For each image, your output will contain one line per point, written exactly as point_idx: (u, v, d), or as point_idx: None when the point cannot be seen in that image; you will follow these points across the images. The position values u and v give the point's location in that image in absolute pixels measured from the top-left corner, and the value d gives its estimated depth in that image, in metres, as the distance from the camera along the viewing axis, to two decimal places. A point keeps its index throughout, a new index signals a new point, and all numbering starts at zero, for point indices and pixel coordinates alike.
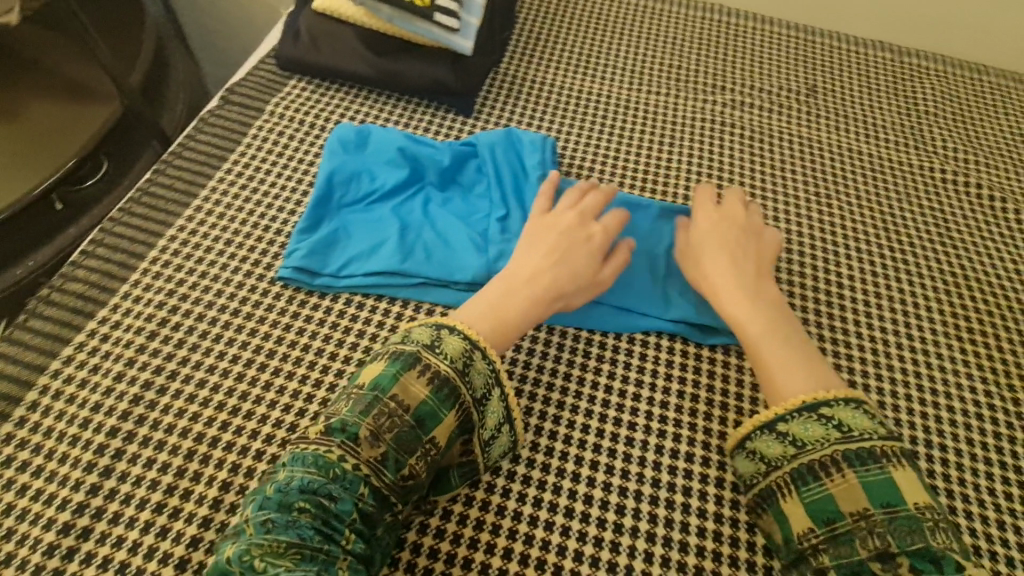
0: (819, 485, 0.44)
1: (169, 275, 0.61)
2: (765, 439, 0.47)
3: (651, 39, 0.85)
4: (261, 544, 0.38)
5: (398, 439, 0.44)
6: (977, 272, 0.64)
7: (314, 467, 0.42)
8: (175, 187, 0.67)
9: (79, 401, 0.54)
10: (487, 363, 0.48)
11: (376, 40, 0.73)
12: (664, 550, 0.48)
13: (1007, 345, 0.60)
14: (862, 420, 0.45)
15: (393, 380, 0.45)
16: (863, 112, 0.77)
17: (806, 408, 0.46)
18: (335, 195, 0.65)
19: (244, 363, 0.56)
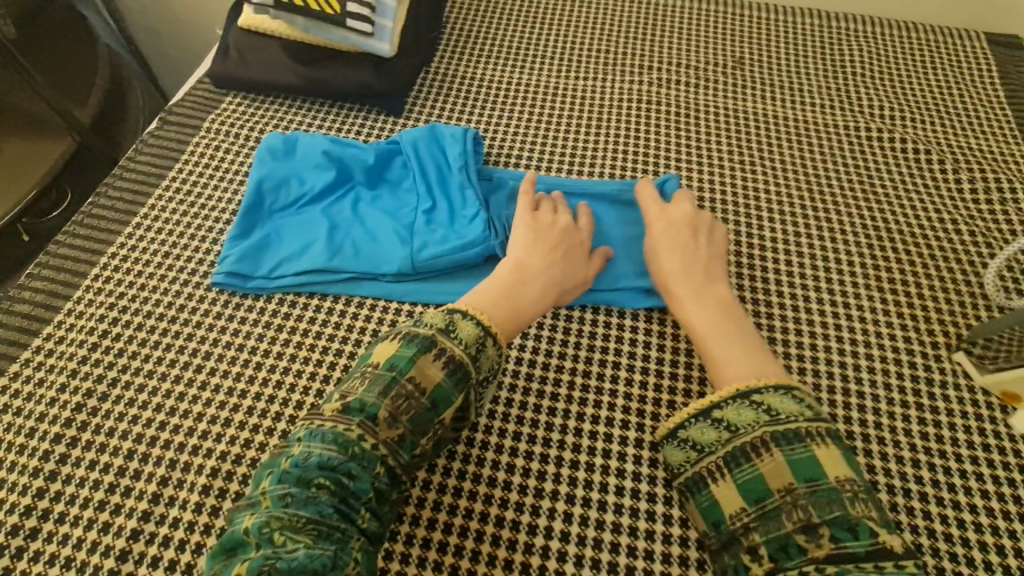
0: (750, 466, 0.44)
1: (111, 292, 0.60)
2: (699, 426, 0.47)
3: (584, 27, 0.87)
4: (281, 517, 0.39)
5: (413, 421, 0.44)
6: (894, 223, 0.69)
7: (334, 445, 0.42)
8: (116, 208, 0.65)
9: (33, 415, 0.53)
10: (496, 350, 0.49)
11: (300, 50, 0.72)
12: (629, 516, 0.50)
13: (931, 291, 0.64)
14: (790, 404, 0.45)
15: (411, 362, 0.45)
16: (783, 80, 0.82)
17: (739, 395, 0.47)
18: (266, 202, 0.64)
19: (203, 381, 0.55)
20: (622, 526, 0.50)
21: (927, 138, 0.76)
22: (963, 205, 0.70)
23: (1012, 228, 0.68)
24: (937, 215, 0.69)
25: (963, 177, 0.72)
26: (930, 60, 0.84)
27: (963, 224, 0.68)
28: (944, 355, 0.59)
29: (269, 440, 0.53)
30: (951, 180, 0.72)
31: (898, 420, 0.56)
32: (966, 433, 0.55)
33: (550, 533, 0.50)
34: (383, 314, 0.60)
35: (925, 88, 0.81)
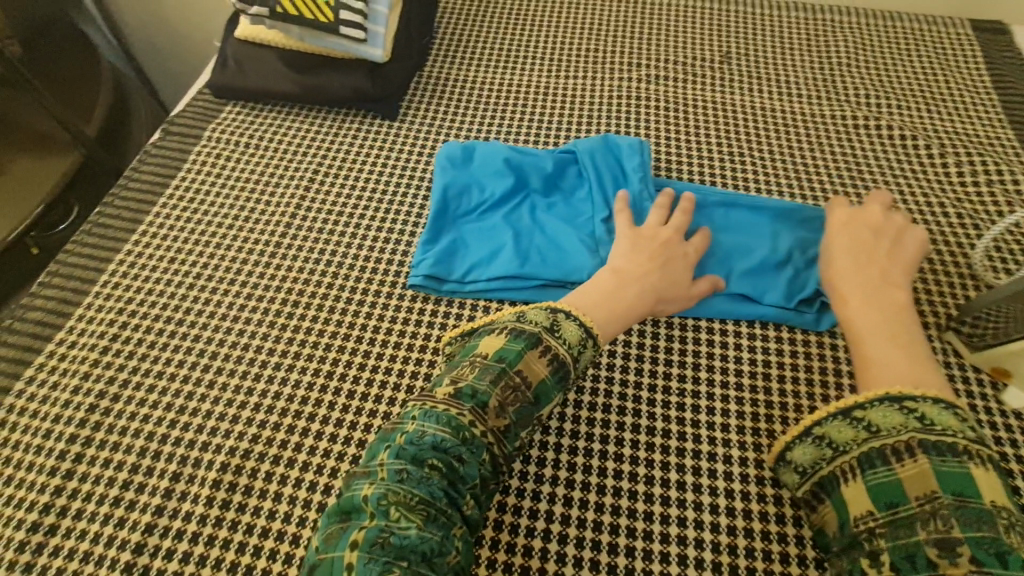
0: (887, 469, 0.41)
1: (119, 304, 0.60)
2: (838, 425, 0.45)
3: (569, 27, 0.89)
4: (396, 491, 0.39)
5: (520, 413, 0.45)
6: (890, 205, 0.71)
7: (447, 427, 0.42)
8: (121, 216, 0.66)
9: (48, 416, 0.54)
10: (594, 352, 0.50)
11: (294, 58, 0.73)
12: (660, 501, 0.52)
13: (930, 266, 0.66)
14: (948, 418, 0.42)
15: (519, 356, 0.46)
16: (766, 72, 0.84)
17: (889, 398, 0.44)
18: (451, 208, 0.66)
19: (218, 385, 0.56)
20: (638, 511, 0.51)
21: (913, 124, 0.78)
22: (951, 188, 0.72)
23: (998, 208, 0.70)
24: (927, 199, 0.71)
25: (950, 161, 0.74)
26: (913, 49, 0.86)
27: (951, 207, 0.70)
28: (935, 335, 0.61)
29: (291, 439, 0.53)
30: (938, 164, 0.74)
31: None
32: None
33: (567, 520, 0.51)
34: (389, 313, 0.61)
35: (910, 77, 0.83)
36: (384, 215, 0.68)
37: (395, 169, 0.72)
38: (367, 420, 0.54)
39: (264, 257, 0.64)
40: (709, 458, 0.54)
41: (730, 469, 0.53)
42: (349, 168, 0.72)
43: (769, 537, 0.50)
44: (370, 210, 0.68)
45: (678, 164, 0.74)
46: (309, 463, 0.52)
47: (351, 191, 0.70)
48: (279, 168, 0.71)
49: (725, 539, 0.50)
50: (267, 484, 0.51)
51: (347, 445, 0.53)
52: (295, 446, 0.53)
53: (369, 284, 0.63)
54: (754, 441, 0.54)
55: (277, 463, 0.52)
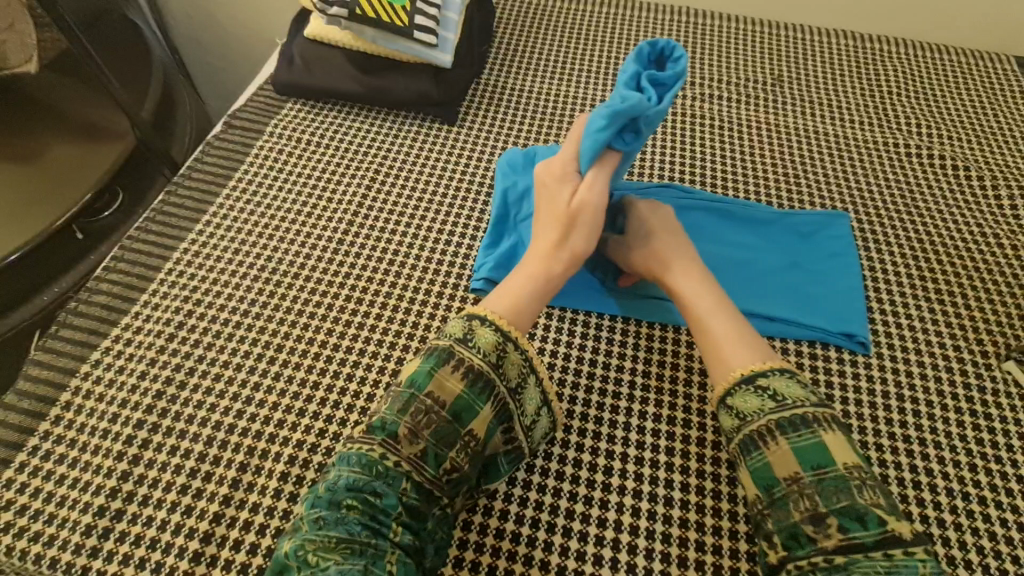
0: (759, 453, 0.44)
1: (179, 290, 0.63)
2: (720, 414, 0.48)
3: (622, 43, 0.88)
4: (314, 539, 0.41)
5: (436, 434, 0.45)
6: (972, 234, 0.66)
7: (358, 466, 0.44)
8: (185, 205, 0.69)
9: (116, 400, 0.56)
10: (520, 355, 0.49)
11: (363, 60, 0.75)
12: (713, 537, 0.50)
13: (1015, 302, 0.61)
14: (795, 388, 0.45)
15: (427, 377, 0.47)
16: (832, 96, 0.81)
17: (743, 381, 0.47)
18: (512, 212, 0.67)
19: (261, 375, 0.58)
20: (674, 535, 0.50)
21: (986, 156, 0.73)
22: None
23: None
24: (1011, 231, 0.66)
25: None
26: (985, 80, 0.82)
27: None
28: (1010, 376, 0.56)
29: (336, 430, 0.55)
30: (1010, 199, 0.69)
31: (963, 441, 0.53)
32: None
33: (604, 540, 0.50)
34: (435, 314, 0.62)
35: (982, 104, 0.79)
36: (433, 219, 0.69)
37: (454, 173, 0.73)
38: None
39: (322, 252, 0.66)
40: None
41: None
42: (408, 170, 0.73)
43: None
44: (424, 214, 0.69)
45: (736, 184, 0.72)
46: None
47: (408, 193, 0.71)
48: (338, 164, 0.73)
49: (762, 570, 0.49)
50: (304, 473, 0.52)
51: None
52: (335, 438, 0.54)
53: (423, 285, 0.64)
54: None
55: (322, 455, 0.53)
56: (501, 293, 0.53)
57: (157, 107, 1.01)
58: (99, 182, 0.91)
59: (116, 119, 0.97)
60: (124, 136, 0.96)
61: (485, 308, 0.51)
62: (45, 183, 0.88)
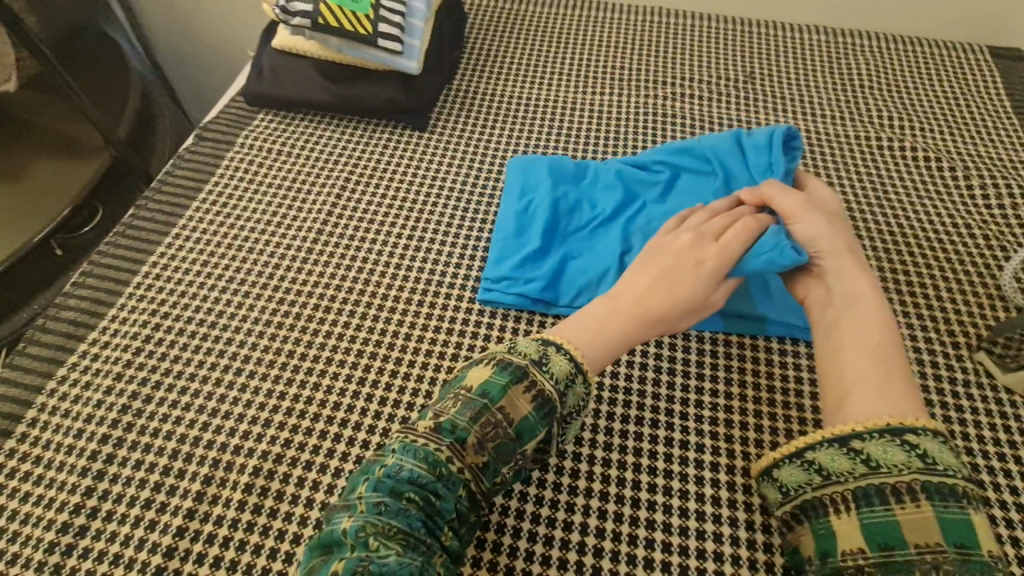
0: (886, 510, 0.41)
1: (148, 304, 0.62)
2: (833, 452, 0.44)
3: (591, 44, 0.90)
4: (376, 523, 0.41)
5: (498, 449, 0.46)
6: (931, 222, 0.69)
7: (424, 464, 0.44)
8: (155, 219, 0.68)
9: (80, 416, 0.56)
10: (583, 388, 0.50)
11: (330, 69, 0.75)
12: (697, 522, 0.51)
13: (975, 286, 0.64)
14: (947, 455, 0.43)
15: (502, 392, 0.47)
16: (793, 92, 0.84)
17: (889, 430, 0.43)
18: (562, 223, 0.67)
19: (240, 388, 0.57)
20: (658, 522, 0.51)
21: (937, 146, 0.77)
22: (994, 207, 0.70)
23: None
24: (968, 218, 0.69)
25: (975, 183, 0.73)
26: (935, 73, 0.86)
27: (977, 228, 0.68)
28: (966, 355, 0.59)
29: (319, 440, 0.55)
30: (962, 186, 0.72)
31: (928, 420, 0.55)
32: (991, 431, 0.55)
33: (586, 529, 0.51)
34: (413, 318, 0.62)
35: (935, 98, 0.83)
36: (408, 225, 0.70)
37: (428, 179, 0.74)
38: (387, 425, 0.56)
39: (295, 263, 0.66)
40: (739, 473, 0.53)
41: (747, 482, 0.53)
42: (379, 178, 0.73)
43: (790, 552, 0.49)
44: (398, 220, 0.70)
45: None
46: (326, 466, 0.53)
47: (380, 200, 0.72)
48: (309, 175, 0.73)
49: (747, 553, 0.49)
50: (284, 486, 0.52)
51: (366, 450, 0.54)
52: (315, 449, 0.54)
53: (400, 290, 0.64)
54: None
55: (301, 467, 0.53)
56: (589, 327, 0.53)
57: (134, 122, 1.01)
58: (77, 197, 0.92)
59: (90, 133, 0.97)
60: (101, 151, 0.96)
61: (557, 333, 0.52)
62: (24, 199, 0.89)
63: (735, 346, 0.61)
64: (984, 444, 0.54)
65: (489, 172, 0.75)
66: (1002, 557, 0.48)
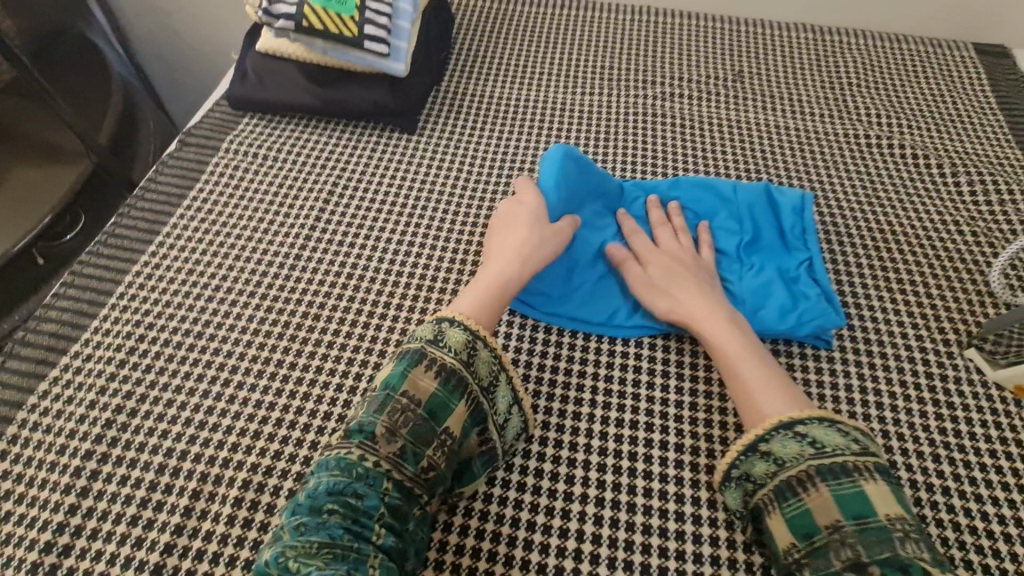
0: (797, 500, 0.45)
1: (130, 316, 0.61)
2: (750, 461, 0.48)
3: (580, 44, 0.89)
4: (294, 545, 0.41)
5: (413, 432, 0.47)
6: (920, 221, 0.69)
7: (337, 470, 0.45)
8: (139, 227, 0.67)
9: (63, 432, 0.54)
10: (490, 353, 0.52)
11: (316, 71, 0.74)
12: (693, 526, 0.50)
13: (967, 285, 0.64)
14: (834, 436, 0.47)
15: (402, 377, 0.49)
16: (781, 89, 0.84)
17: (781, 427, 0.48)
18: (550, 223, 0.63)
19: (226, 400, 0.56)
20: (653, 527, 0.50)
21: (925, 144, 0.77)
22: (982, 205, 0.70)
23: None
24: (956, 215, 0.70)
25: (963, 181, 0.73)
26: (921, 70, 0.87)
27: (966, 225, 0.69)
28: (956, 352, 0.59)
29: (310, 450, 0.54)
30: (950, 183, 0.73)
31: (923, 422, 0.55)
32: (982, 427, 0.55)
33: (582, 536, 0.50)
34: (403, 324, 0.62)
35: (922, 96, 0.83)
36: (397, 230, 0.69)
37: (415, 183, 0.73)
38: None
39: (283, 270, 0.65)
40: None
41: None
42: (367, 183, 0.73)
43: None
44: (387, 226, 0.69)
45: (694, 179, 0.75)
46: None
47: (369, 205, 0.71)
48: (296, 180, 0.72)
49: (743, 556, 0.49)
50: (274, 500, 0.51)
51: None
52: (305, 461, 0.53)
53: (390, 297, 0.64)
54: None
55: (291, 479, 0.52)
56: (474, 300, 0.56)
57: (115, 129, 0.99)
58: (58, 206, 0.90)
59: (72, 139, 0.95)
60: (81, 156, 0.94)
61: (453, 310, 0.55)
62: (5, 209, 0.88)
63: None
64: (974, 445, 0.54)
65: (479, 175, 0.74)
66: (992, 553, 0.49)
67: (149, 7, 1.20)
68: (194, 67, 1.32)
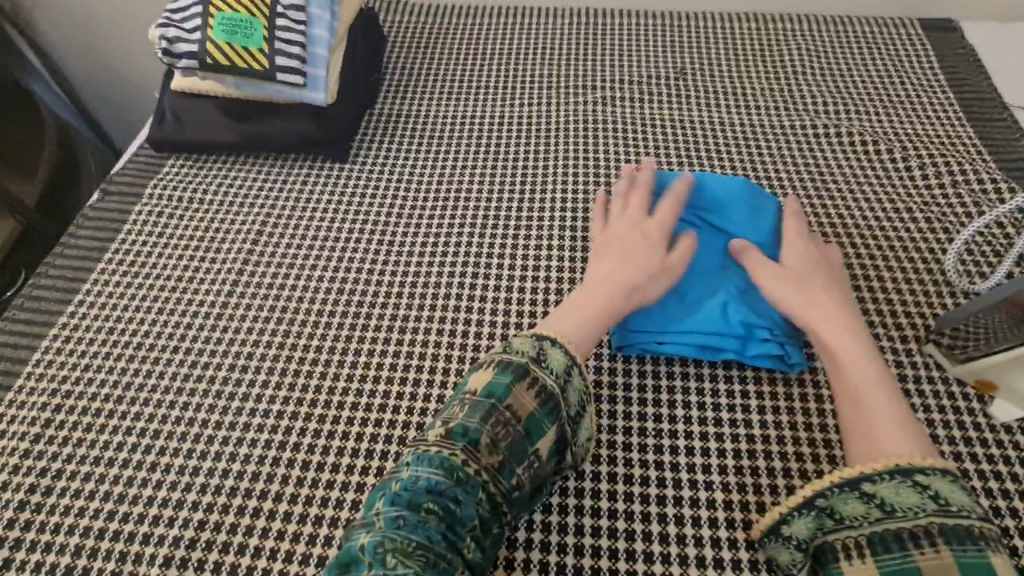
0: (904, 555, 0.38)
1: (46, 385, 0.58)
2: (846, 498, 0.42)
3: (517, 53, 0.86)
4: (394, 538, 0.39)
5: (512, 448, 0.45)
6: (871, 213, 0.67)
7: (440, 470, 0.43)
8: (57, 286, 0.64)
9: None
10: (582, 382, 0.50)
11: (235, 106, 0.70)
12: (644, 564, 0.49)
13: (923, 277, 0.61)
14: (960, 495, 0.40)
15: (507, 390, 0.46)
16: (725, 84, 0.82)
17: (900, 472, 0.42)
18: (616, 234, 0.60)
19: (150, 468, 0.53)
20: (603, 569, 0.48)
21: (873, 130, 0.75)
22: (935, 190, 0.68)
23: (987, 204, 0.66)
24: (907, 203, 0.67)
25: (914, 166, 0.70)
26: (867, 52, 0.84)
27: (918, 212, 0.66)
28: (915, 349, 0.57)
29: (240, 514, 0.51)
30: (901, 170, 0.70)
31: None
32: (945, 428, 0.52)
33: None
34: (337, 368, 0.59)
35: (869, 79, 0.81)
36: (328, 267, 0.66)
37: (347, 215, 0.70)
38: (312, 493, 0.52)
39: (209, 319, 0.62)
40: (687, 505, 0.51)
41: (694, 513, 0.51)
42: (297, 219, 0.70)
43: None
44: (319, 263, 0.66)
45: None
46: (246, 545, 0.49)
47: (300, 242, 0.68)
48: (224, 222, 0.69)
49: None
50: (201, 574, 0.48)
51: (290, 523, 0.50)
52: (234, 527, 0.50)
53: (324, 339, 0.61)
54: (737, 484, 0.52)
55: (219, 549, 0.49)
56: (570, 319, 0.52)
57: (52, 173, 0.98)
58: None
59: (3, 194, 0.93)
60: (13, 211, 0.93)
61: (544, 327, 0.52)
62: None
63: (677, 365, 0.59)
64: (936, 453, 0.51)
65: (414, 201, 0.72)
66: None
67: (90, 51, 1.18)
68: (136, 103, 1.29)
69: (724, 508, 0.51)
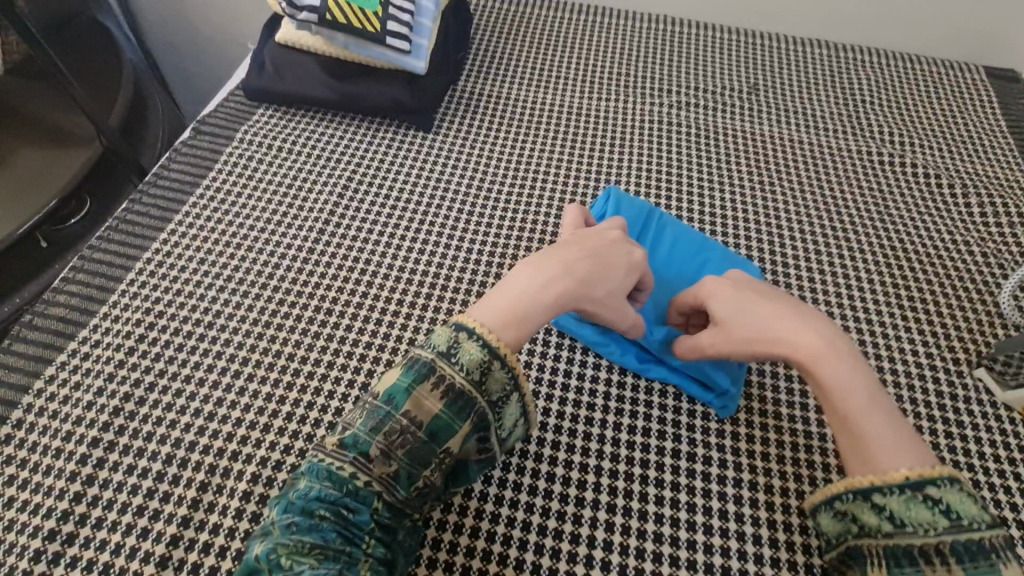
0: (916, 572, 0.38)
1: (140, 303, 0.61)
2: (860, 506, 0.42)
3: (597, 50, 0.89)
4: (287, 543, 0.38)
5: (411, 453, 0.43)
6: (930, 240, 0.70)
7: (329, 480, 0.41)
8: (150, 214, 0.67)
9: (69, 417, 0.54)
10: (506, 373, 0.45)
11: (335, 65, 0.74)
12: (704, 536, 0.50)
13: (976, 306, 0.64)
14: (971, 506, 0.39)
15: (406, 395, 0.44)
16: (796, 104, 0.85)
17: (909, 485, 0.40)
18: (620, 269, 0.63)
19: (236, 392, 0.56)
20: (664, 536, 0.50)
21: (936, 164, 0.78)
22: (991, 228, 0.71)
23: None
24: (965, 236, 0.70)
25: (974, 202, 0.73)
26: (934, 91, 0.87)
27: (977, 246, 0.69)
28: (966, 371, 0.60)
29: None
30: (960, 203, 0.73)
31: (933, 440, 0.56)
32: (990, 446, 0.55)
33: (593, 542, 0.49)
34: (417, 322, 0.61)
35: (935, 116, 0.84)
36: (409, 227, 0.69)
37: (430, 181, 0.73)
38: None
39: (295, 263, 0.65)
40: (747, 486, 0.52)
41: (753, 495, 0.52)
42: (381, 178, 0.72)
43: (797, 566, 0.48)
44: (403, 222, 0.69)
45: (707, 188, 0.75)
46: None
47: (385, 201, 0.71)
48: (310, 173, 0.72)
49: (753, 568, 0.48)
50: None
51: None
52: None
53: (403, 295, 0.63)
54: (794, 474, 0.53)
55: None
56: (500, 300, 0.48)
57: (126, 113, 0.99)
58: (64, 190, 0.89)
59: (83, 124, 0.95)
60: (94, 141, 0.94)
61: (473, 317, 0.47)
62: (10, 189, 0.86)
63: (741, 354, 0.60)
64: (983, 469, 0.54)
65: (494, 175, 0.74)
66: None
67: None
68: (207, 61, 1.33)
69: (781, 494, 0.52)
